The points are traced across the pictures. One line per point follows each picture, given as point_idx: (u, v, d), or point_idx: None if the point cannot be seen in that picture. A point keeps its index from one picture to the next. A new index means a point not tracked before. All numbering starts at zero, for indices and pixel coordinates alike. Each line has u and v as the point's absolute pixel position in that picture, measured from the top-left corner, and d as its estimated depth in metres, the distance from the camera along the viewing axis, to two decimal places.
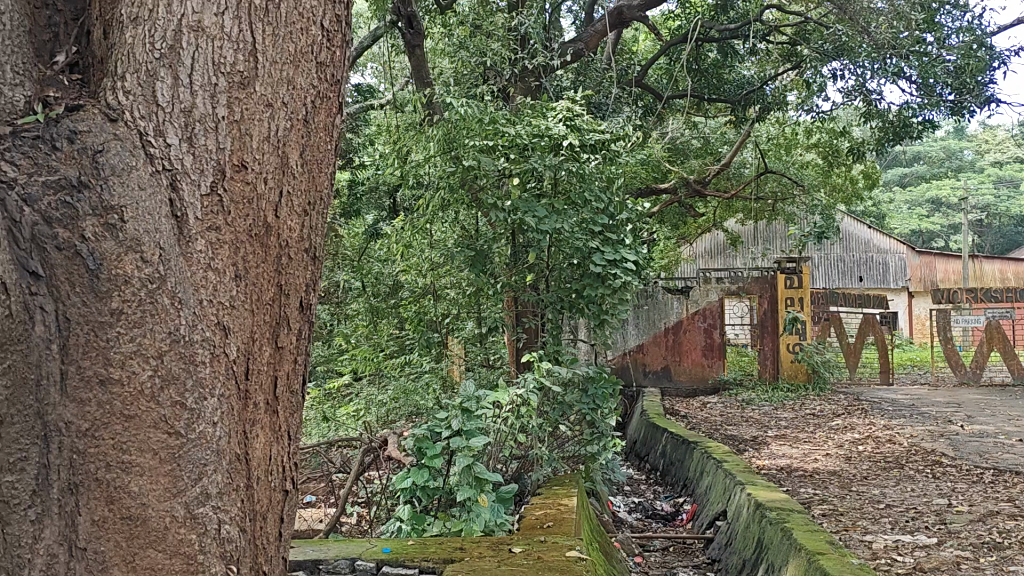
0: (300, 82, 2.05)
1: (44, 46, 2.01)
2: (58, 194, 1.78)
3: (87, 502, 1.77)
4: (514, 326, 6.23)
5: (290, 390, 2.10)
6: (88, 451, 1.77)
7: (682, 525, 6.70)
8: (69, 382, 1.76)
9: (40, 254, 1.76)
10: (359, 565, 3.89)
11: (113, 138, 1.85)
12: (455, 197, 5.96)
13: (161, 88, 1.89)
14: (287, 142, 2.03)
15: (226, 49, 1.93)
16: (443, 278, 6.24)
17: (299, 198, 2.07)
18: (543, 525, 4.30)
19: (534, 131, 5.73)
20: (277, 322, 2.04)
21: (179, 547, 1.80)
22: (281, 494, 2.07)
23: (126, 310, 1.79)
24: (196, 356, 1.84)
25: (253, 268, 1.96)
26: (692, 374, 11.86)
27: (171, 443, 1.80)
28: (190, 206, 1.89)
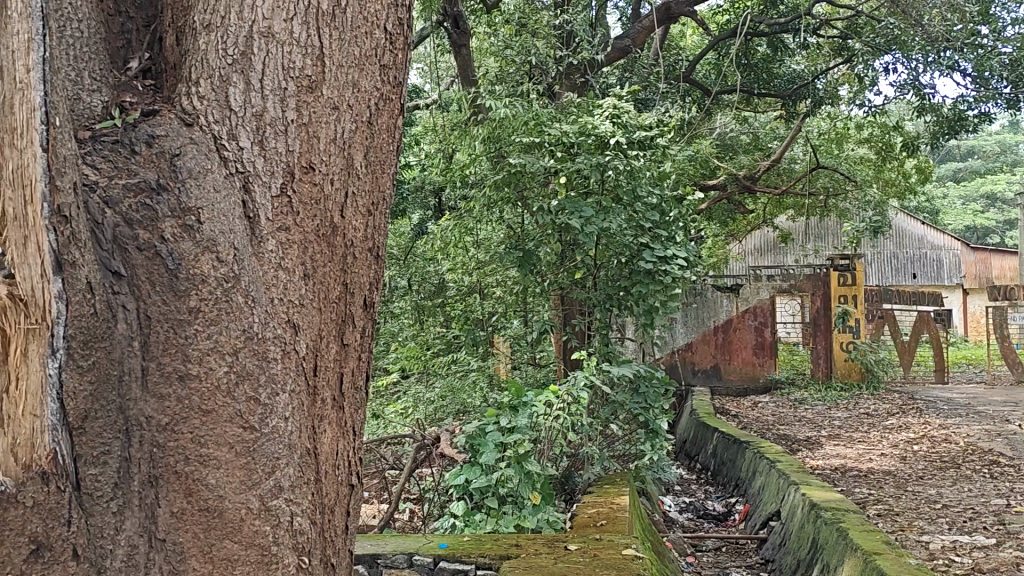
0: (365, 85, 2.09)
1: (118, 53, 2.09)
2: (138, 196, 1.85)
3: (167, 494, 1.84)
4: (563, 326, 6.20)
5: (354, 387, 2.14)
6: (168, 444, 1.83)
7: (734, 525, 6.66)
8: (149, 378, 1.82)
9: (122, 254, 1.82)
10: (416, 561, 3.94)
11: (189, 142, 1.91)
12: (501, 195, 6.00)
13: (233, 93, 1.95)
14: (352, 143, 2.07)
15: (295, 54, 1.98)
16: (489, 276, 6.31)
17: (363, 198, 2.11)
18: (596, 523, 4.31)
19: (580, 130, 5.73)
20: (343, 319, 2.08)
21: (254, 538, 1.86)
22: (347, 488, 2.12)
23: (204, 308, 1.85)
24: (268, 352, 1.90)
25: (321, 267, 2.01)
26: (742, 374, 11.79)
27: (246, 437, 1.86)
28: (262, 208, 1.95)
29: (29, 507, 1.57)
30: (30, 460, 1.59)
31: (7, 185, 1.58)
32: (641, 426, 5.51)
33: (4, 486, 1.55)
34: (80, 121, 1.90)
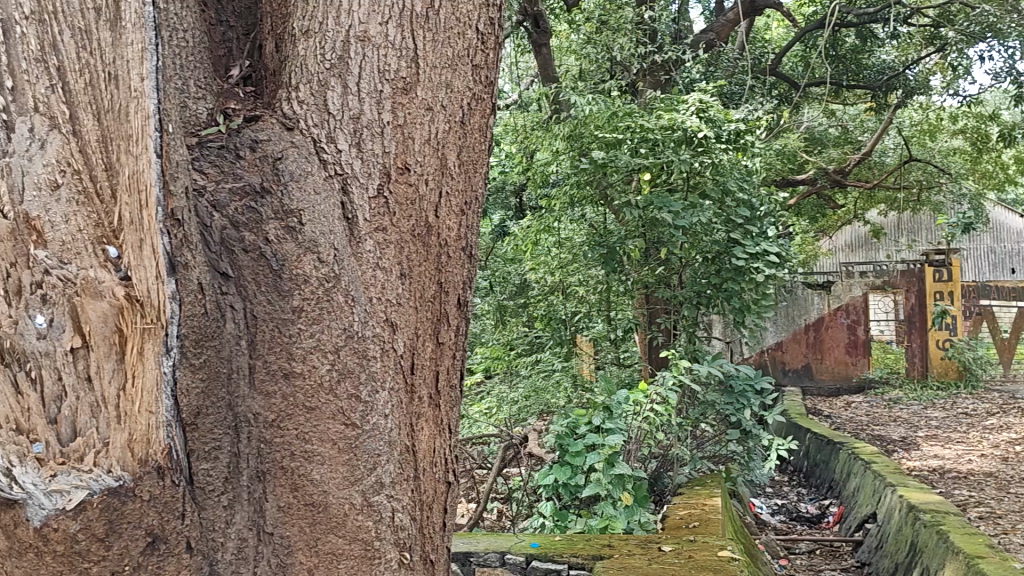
0: (459, 84, 2.11)
1: (220, 61, 2.16)
2: (244, 199, 1.92)
3: (274, 489, 1.91)
4: (647, 325, 6.20)
5: (450, 385, 2.17)
6: (274, 440, 1.91)
7: (828, 528, 6.50)
8: (256, 376, 1.90)
9: (230, 256, 1.91)
10: (508, 560, 3.96)
11: (290, 146, 1.96)
12: (583, 193, 5.96)
13: (332, 97, 1.99)
14: (446, 143, 2.09)
15: (390, 57, 2.01)
16: (572, 275, 6.23)
17: (456, 198, 2.13)
18: (689, 524, 4.27)
19: (665, 125, 5.64)
20: (439, 318, 2.11)
21: (357, 533, 1.91)
22: (445, 485, 2.15)
23: (306, 308, 1.90)
24: (367, 351, 1.94)
25: (417, 267, 2.05)
26: (835, 373, 11.53)
27: (349, 433, 1.91)
28: (360, 208, 1.98)
29: (146, 501, 1.63)
30: (147, 455, 1.64)
31: (124, 190, 1.63)
32: (732, 426, 5.41)
33: (123, 481, 1.60)
34: (189, 128, 1.97)
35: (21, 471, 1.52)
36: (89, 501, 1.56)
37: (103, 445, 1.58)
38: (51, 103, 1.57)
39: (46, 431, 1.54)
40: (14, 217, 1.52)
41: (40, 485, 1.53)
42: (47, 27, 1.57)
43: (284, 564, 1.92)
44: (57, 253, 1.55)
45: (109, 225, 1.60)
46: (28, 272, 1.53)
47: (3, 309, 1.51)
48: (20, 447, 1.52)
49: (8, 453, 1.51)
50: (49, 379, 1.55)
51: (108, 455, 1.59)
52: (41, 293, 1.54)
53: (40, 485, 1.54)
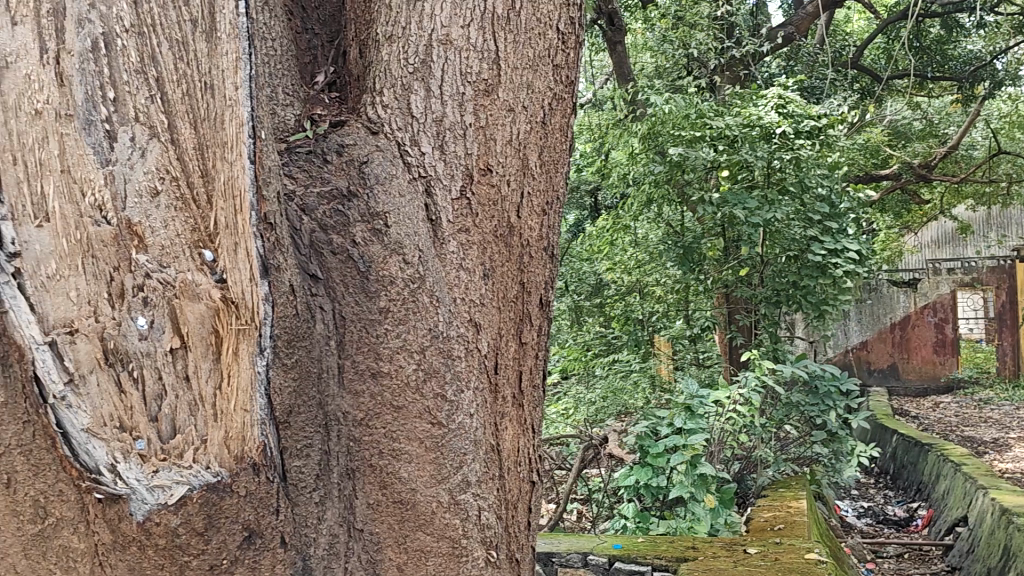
0: (539, 85, 2.12)
1: (306, 68, 2.22)
2: (332, 203, 1.97)
3: (363, 486, 1.99)
4: (726, 324, 6.11)
5: (532, 385, 2.21)
6: (363, 438, 1.97)
7: (917, 531, 6.32)
8: (345, 375, 1.97)
9: (319, 258, 1.95)
10: (591, 561, 3.96)
11: (375, 149, 2.00)
12: (661, 191, 5.92)
13: (415, 101, 2.02)
14: (527, 143, 2.10)
15: (472, 59, 2.04)
16: (649, 275, 6.19)
17: (538, 198, 2.14)
18: (774, 527, 4.22)
19: (744, 122, 5.55)
20: (521, 318, 2.15)
21: (445, 531, 1.99)
22: (529, 485, 2.20)
23: (393, 308, 1.96)
24: (453, 351, 1.99)
25: (499, 267, 2.09)
26: (922, 373, 11.23)
27: (435, 432, 1.97)
28: (443, 210, 2.02)
29: (243, 497, 1.68)
30: (242, 452, 1.69)
31: (219, 195, 1.68)
32: (817, 428, 5.30)
33: (221, 476, 1.65)
34: (279, 133, 2.02)
35: (125, 466, 1.60)
36: (189, 496, 1.62)
37: (201, 443, 1.64)
38: (150, 113, 1.63)
39: (147, 428, 1.61)
40: (118, 223, 1.59)
41: (143, 481, 1.61)
42: (146, 39, 1.63)
43: (374, 560, 2.00)
44: (157, 258, 1.61)
45: (205, 230, 1.66)
46: (130, 276, 1.59)
47: (107, 312, 1.58)
48: (124, 444, 1.60)
49: (113, 449, 1.60)
50: (150, 379, 1.61)
51: (205, 453, 1.64)
52: (142, 296, 1.60)
53: (143, 480, 1.61)
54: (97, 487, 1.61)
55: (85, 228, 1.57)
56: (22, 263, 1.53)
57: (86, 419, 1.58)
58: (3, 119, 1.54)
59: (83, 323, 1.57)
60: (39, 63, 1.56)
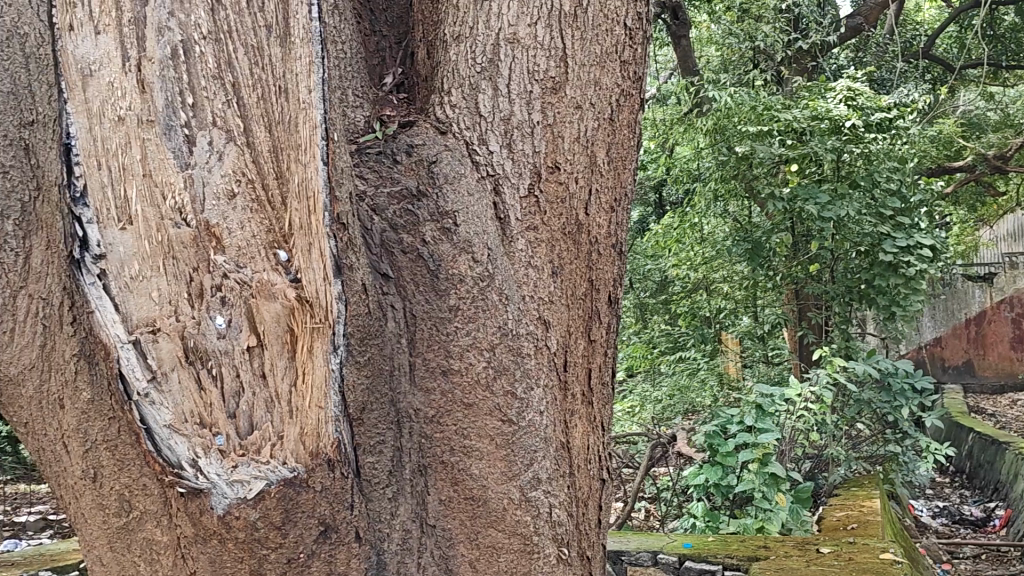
0: (607, 82, 2.10)
1: (375, 70, 2.26)
2: (402, 202, 1.99)
3: (435, 482, 2.04)
4: (797, 321, 5.97)
5: (602, 382, 2.20)
6: (435, 435, 2.02)
7: (994, 532, 6.13)
8: (417, 373, 2.01)
9: (390, 257, 1.98)
10: (661, 559, 3.93)
11: (444, 149, 2.02)
12: (728, 187, 5.88)
13: (483, 100, 2.04)
14: (595, 141, 2.09)
15: (539, 57, 2.04)
16: (716, 272, 6.15)
17: (606, 195, 2.14)
18: (847, 526, 4.16)
19: (812, 114, 5.44)
20: (590, 316, 2.15)
21: (516, 527, 2.00)
22: (599, 483, 2.19)
23: (462, 307, 1.98)
24: (522, 348, 2.00)
25: (568, 264, 2.09)
26: (999, 369, 10.92)
27: (505, 429, 1.98)
28: (512, 208, 2.03)
29: (318, 492, 1.71)
30: (318, 448, 1.72)
31: (293, 197, 1.71)
32: (889, 425, 5.17)
33: (297, 472, 1.68)
34: (350, 134, 2.06)
35: (206, 461, 1.65)
36: (267, 491, 1.65)
37: (278, 438, 1.67)
38: (227, 117, 1.67)
39: (226, 425, 1.66)
40: (197, 225, 1.63)
41: (222, 475, 1.65)
42: (223, 46, 1.67)
43: (446, 555, 2.06)
44: (234, 258, 1.65)
45: (280, 230, 1.69)
46: (208, 276, 1.64)
47: (187, 311, 1.63)
48: (204, 440, 1.65)
49: (194, 444, 1.65)
50: (228, 377, 1.66)
51: (282, 448, 1.67)
52: (221, 296, 1.65)
53: (223, 475, 1.65)
54: (179, 482, 1.65)
55: (166, 231, 1.63)
56: (107, 264, 1.64)
57: (169, 415, 1.64)
58: (91, 125, 1.63)
59: (165, 321, 1.63)
60: (122, 71, 1.62)
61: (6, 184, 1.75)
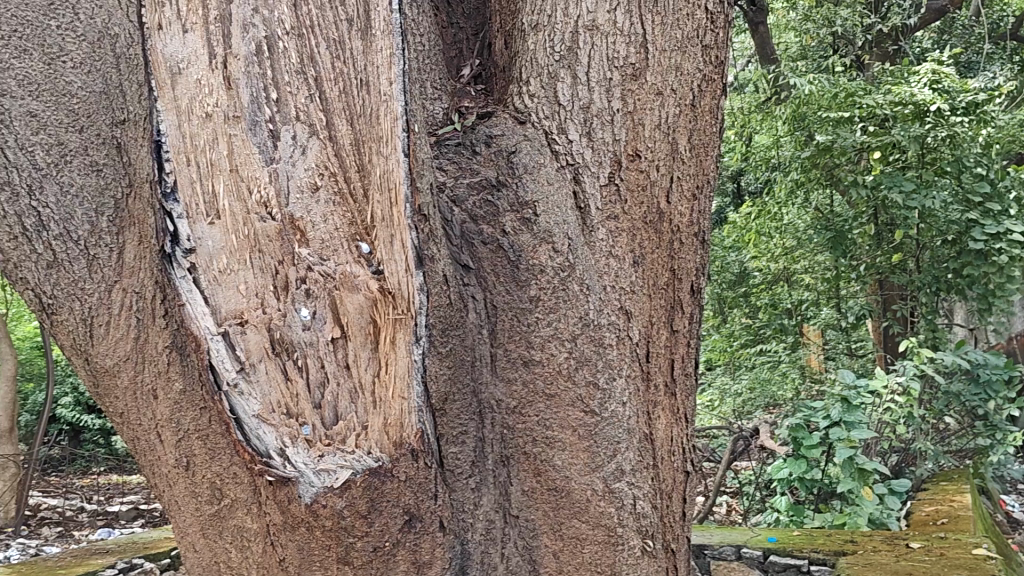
0: (689, 67, 2.05)
1: (453, 62, 2.29)
2: (481, 193, 1.99)
3: (518, 473, 2.04)
4: (882, 312, 5.83)
5: (686, 373, 2.16)
6: (516, 426, 2.03)
7: None
8: (498, 364, 2.01)
9: (470, 249, 1.99)
10: (745, 554, 3.86)
11: (524, 139, 2.02)
12: (810, 176, 5.70)
13: (562, 89, 2.03)
14: (677, 128, 2.05)
15: (619, 43, 2.02)
16: (798, 262, 5.91)
17: (688, 182, 2.09)
18: (937, 521, 4.04)
19: (895, 99, 5.21)
20: (672, 306, 2.11)
21: (600, 519, 2.00)
22: (683, 475, 2.16)
23: (543, 297, 1.97)
24: (604, 338, 1.98)
25: (649, 254, 2.06)
26: None
27: (587, 420, 1.97)
28: (592, 198, 2.01)
29: (402, 482, 1.73)
30: (401, 439, 1.73)
31: (375, 189, 1.72)
32: (978, 418, 4.95)
33: (382, 462, 1.70)
34: (429, 126, 2.07)
35: (293, 451, 1.68)
36: (352, 481, 1.67)
37: (362, 428, 1.70)
38: (310, 111, 1.68)
39: (312, 415, 1.69)
40: (282, 219, 1.67)
41: (309, 464, 1.67)
42: (305, 40, 1.68)
43: (530, 546, 2.07)
44: (318, 251, 1.68)
45: (362, 223, 1.70)
46: (293, 269, 1.67)
47: (274, 304, 1.67)
48: (291, 429, 1.68)
49: (282, 434, 1.68)
50: (313, 367, 1.69)
51: (366, 438, 1.70)
52: (305, 288, 1.67)
53: (310, 464, 1.67)
54: (267, 471, 1.67)
55: (253, 224, 1.66)
56: (196, 259, 1.68)
57: (257, 406, 1.68)
58: (179, 123, 1.67)
59: (252, 314, 1.67)
60: (209, 69, 1.66)
61: (99, 182, 1.80)
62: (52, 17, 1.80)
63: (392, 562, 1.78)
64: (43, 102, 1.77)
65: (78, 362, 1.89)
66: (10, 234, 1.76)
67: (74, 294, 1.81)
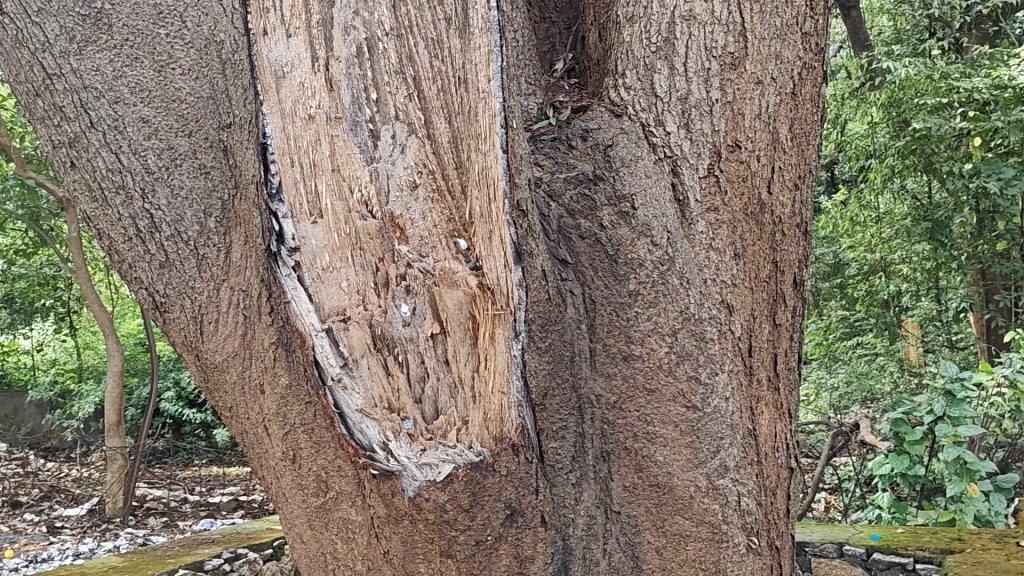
0: (789, 55, 2.01)
1: (546, 57, 2.28)
2: (578, 187, 1.99)
3: (619, 469, 2.03)
4: (984, 304, 5.83)
5: (788, 367, 2.12)
6: (617, 421, 2.01)
7: None
8: (598, 359, 2.01)
9: (568, 243, 1.99)
10: (847, 551, 3.76)
11: (620, 132, 2.00)
12: (906, 163, 5.46)
13: (659, 80, 2.01)
14: (777, 117, 2.01)
15: (717, 32, 1.98)
16: (895, 252, 5.73)
17: (790, 172, 2.05)
18: None
19: (994, 82, 4.99)
20: (774, 300, 2.07)
21: (704, 516, 1.97)
22: (788, 471, 2.12)
23: (643, 291, 1.95)
24: (705, 333, 1.96)
25: (751, 246, 2.02)
26: None
27: (690, 416, 1.95)
28: (691, 190, 1.99)
29: (504, 476, 1.73)
30: (501, 434, 1.72)
31: (474, 185, 1.72)
32: None
33: (483, 456, 1.71)
34: (525, 121, 2.07)
35: (396, 444, 1.72)
36: (454, 474, 1.69)
37: (463, 423, 1.70)
38: (408, 110, 1.70)
39: (413, 409, 1.71)
40: (382, 216, 1.69)
41: (412, 458, 1.70)
42: (404, 41, 1.70)
43: (633, 542, 2.06)
44: (417, 248, 1.69)
45: (460, 219, 1.70)
46: (393, 266, 1.69)
47: (374, 300, 1.70)
48: (393, 423, 1.71)
49: (384, 428, 1.72)
50: (414, 363, 1.71)
51: (467, 433, 1.70)
52: (405, 285, 1.69)
53: (412, 458, 1.70)
54: (371, 464, 1.72)
55: (354, 222, 1.70)
56: (300, 257, 1.75)
57: (360, 400, 1.73)
58: (283, 125, 1.73)
59: (354, 311, 1.71)
60: (312, 71, 1.70)
61: (208, 184, 1.86)
62: (162, 26, 1.83)
63: (495, 556, 1.79)
64: (155, 108, 1.82)
65: (189, 358, 1.97)
66: (125, 236, 1.85)
67: (184, 293, 1.88)
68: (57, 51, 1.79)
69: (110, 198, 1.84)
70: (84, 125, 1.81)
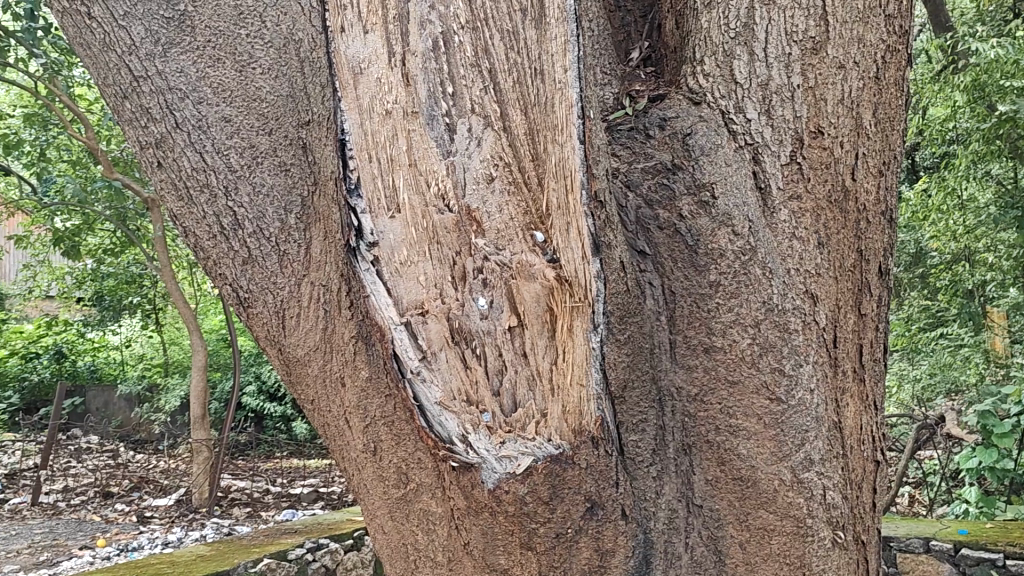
0: (871, 38, 1.96)
1: (621, 46, 2.26)
2: (657, 176, 1.95)
3: (700, 462, 2.00)
4: None
5: (873, 359, 2.07)
6: (698, 414, 1.98)
7: None
8: (678, 350, 1.98)
9: (646, 234, 1.96)
10: (934, 546, 3.70)
11: (699, 121, 1.96)
12: (992, 148, 5.19)
13: (738, 66, 1.97)
14: (861, 101, 1.96)
15: (797, 17, 1.94)
16: (980, 242, 5.57)
17: (875, 158, 2.00)
18: None
19: None
20: (860, 289, 2.02)
21: (789, 510, 1.93)
22: (873, 464, 2.07)
23: (723, 282, 1.92)
24: (789, 324, 1.91)
25: (835, 234, 1.97)
26: None
27: (774, 408, 1.91)
28: (773, 177, 1.95)
29: (584, 469, 1.72)
30: (581, 426, 1.72)
31: (550, 176, 1.71)
32: None
33: (563, 449, 1.70)
34: (601, 112, 2.06)
35: (475, 437, 1.70)
36: (534, 467, 1.68)
37: (542, 416, 1.70)
38: (484, 103, 1.70)
39: (492, 402, 1.71)
40: (459, 210, 1.70)
41: (491, 450, 1.70)
42: (479, 33, 1.70)
43: (715, 536, 2.01)
44: (494, 241, 1.69)
45: (537, 212, 1.70)
46: (470, 259, 1.69)
47: (452, 293, 1.70)
48: (472, 416, 1.71)
49: (463, 421, 1.71)
50: (491, 355, 1.71)
51: (546, 425, 1.70)
52: (482, 278, 1.69)
53: (492, 450, 1.70)
54: (451, 456, 1.72)
55: (431, 217, 1.70)
56: (379, 252, 1.73)
57: (438, 393, 1.72)
58: (361, 121, 1.74)
59: (432, 305, 1.70)
60: (388, 67, 1.71)
61: (288, 181, 1.90)
62: (243, 26, 1.89)
63: (575, 548, 1.78)
64: (236, 107, 1.87)
65: (272, 351, 2.00)
66: (210, 233, 1.90)
67: (267, 287, 1.92)
68: (143, 53, 1.84)
69: (195, 196, 1.88)
70: (170, 125, 1.85)
